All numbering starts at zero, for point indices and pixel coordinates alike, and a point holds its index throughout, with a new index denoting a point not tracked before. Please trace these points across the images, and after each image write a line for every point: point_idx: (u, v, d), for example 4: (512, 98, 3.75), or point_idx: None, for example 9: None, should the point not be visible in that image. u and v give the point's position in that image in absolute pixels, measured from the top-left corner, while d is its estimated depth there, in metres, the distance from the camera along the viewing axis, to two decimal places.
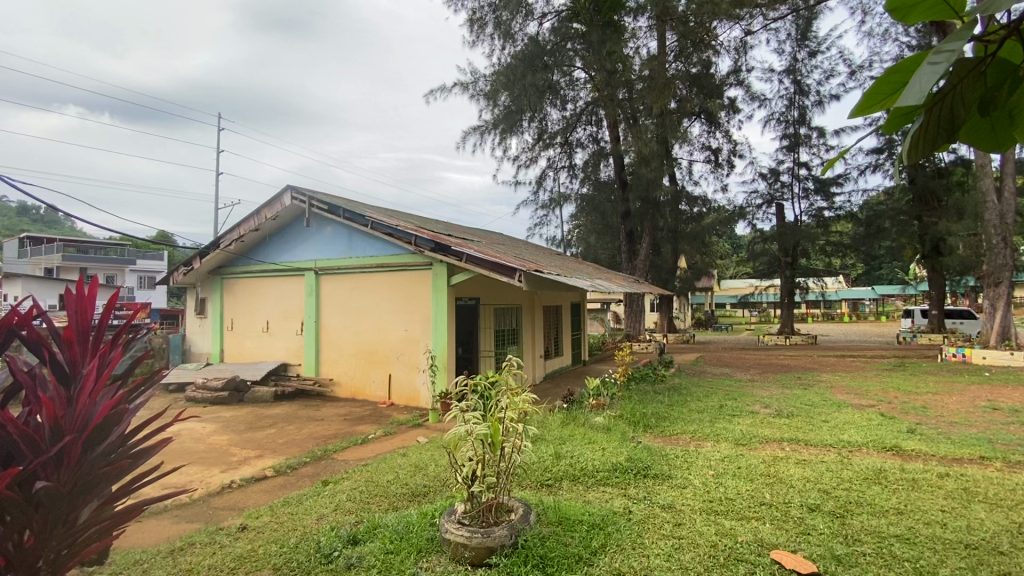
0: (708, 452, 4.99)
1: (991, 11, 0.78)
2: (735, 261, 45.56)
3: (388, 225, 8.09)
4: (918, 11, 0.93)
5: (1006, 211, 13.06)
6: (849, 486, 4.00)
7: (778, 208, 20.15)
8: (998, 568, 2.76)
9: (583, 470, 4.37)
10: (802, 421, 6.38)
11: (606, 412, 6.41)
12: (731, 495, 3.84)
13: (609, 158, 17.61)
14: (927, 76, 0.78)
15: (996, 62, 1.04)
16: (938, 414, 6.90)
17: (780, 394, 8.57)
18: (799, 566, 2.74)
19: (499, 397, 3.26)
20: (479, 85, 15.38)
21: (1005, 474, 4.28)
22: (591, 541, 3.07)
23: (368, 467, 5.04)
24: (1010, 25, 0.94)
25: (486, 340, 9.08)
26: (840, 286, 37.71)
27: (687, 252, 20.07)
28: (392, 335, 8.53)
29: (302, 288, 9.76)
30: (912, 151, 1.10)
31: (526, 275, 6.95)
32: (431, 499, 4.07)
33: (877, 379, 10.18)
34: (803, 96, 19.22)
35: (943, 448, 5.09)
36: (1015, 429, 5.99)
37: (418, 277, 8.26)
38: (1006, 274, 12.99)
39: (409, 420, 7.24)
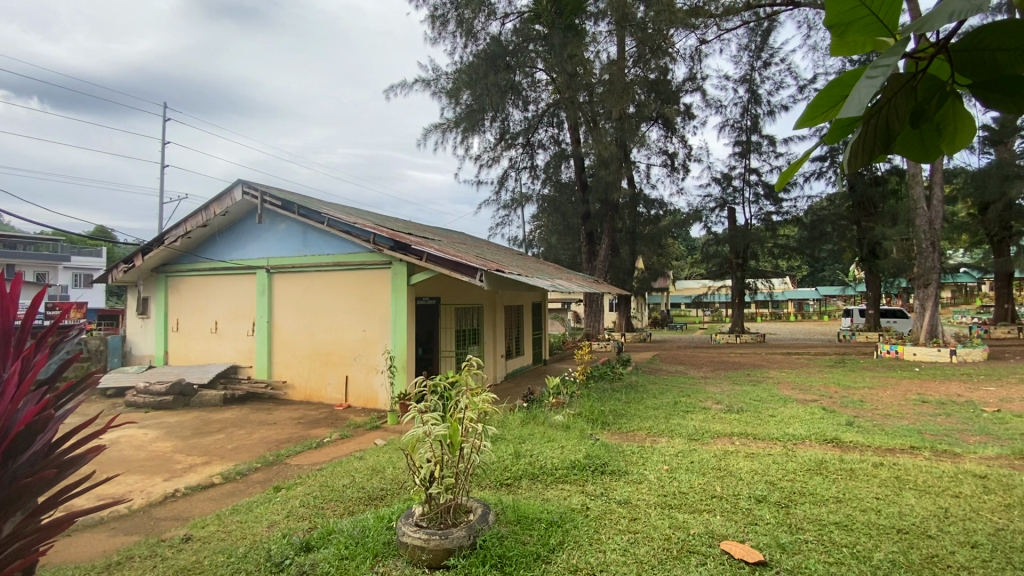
0: (663, 448, 5.12)
1: (924, 30, 0.84)
2: (691, 262, 47.07)
3: (346, 223, 7.90)
4: (854, 30, 1.00)
5: (934, 218, 14.05)
6: (793, 477, 4.20)
7: (730, 211, 20.95)
8: (926, 551, 2.96)
9: (541, 469, 4.40)
10: (751, 416, 6.67)
11: (565, 411, 6.47)
12: (685, 489, 3.95)
13: (570, 160, 17.74)
14: (863, 90, 0.83)
15: (927, 77, 1.09)
16: (873, 407, 7.36)
17: (730, 391, 8.91)
18: (747, 556, 2.85)
19: (458, 397, 3.22)
20: (441, 83, 15.29)
21: (934, 463, 4.59)
22: (549, 539, 3.09)
23: (323, 472, 4.90)
24: (940, 43, 0.99)
25: (446, 340, 9.02)
26: (786, 287, 39.71)
27: (644, 253, 20.58)
28: (348, 336, 8.33)
29: (253, 287, 9.38)
30: (851, 158, 1.17)
31: (488, 274, 6.92)
32: (388, 502, 4.00)
33: (820, 375, 10.74)
34: (756, 105, 20.02)
35: (878, 439, 5.43)
36: (941, 420, 6.46)
37: (377, 276, 8.10)
38: (934, 276, 13.94)
39: (366, 422, 7.08)
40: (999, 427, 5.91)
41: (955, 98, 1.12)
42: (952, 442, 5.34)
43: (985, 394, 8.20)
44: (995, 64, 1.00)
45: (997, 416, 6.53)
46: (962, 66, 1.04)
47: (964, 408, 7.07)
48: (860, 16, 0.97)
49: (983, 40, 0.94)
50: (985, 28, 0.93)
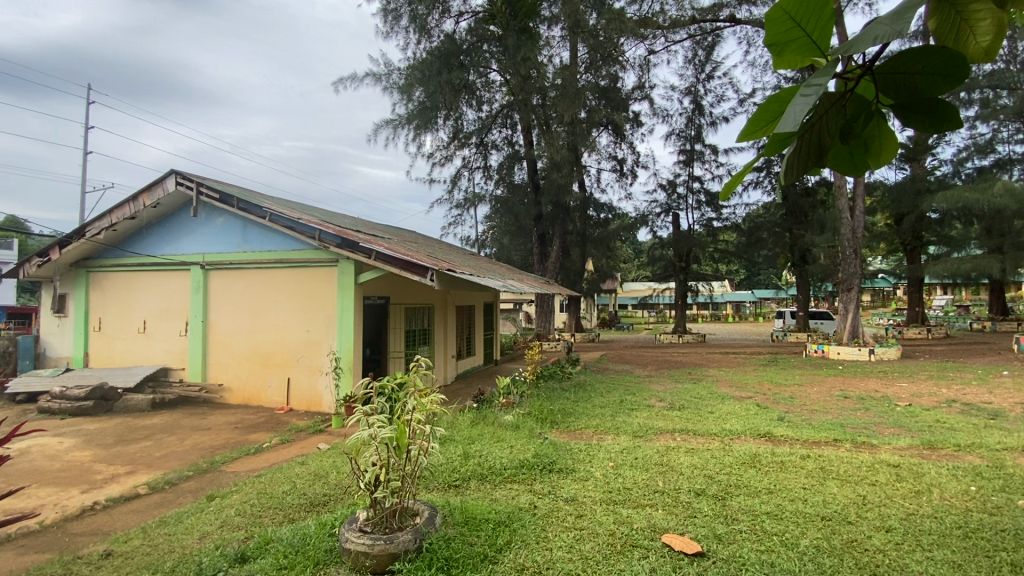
0: (609, 445, 5.26)
1: (852, 52, 0.90)
2: (638, 264, 48.61)
3: (289, 218, 7.61)
4: (790, 51, 1.05)
5: (856, 227, 15.16)
6: (729, 470, 4.42)
7: (674, 217, 21.76)
8: (847, 536, 3.18)
9: (490, 469, 4.40)
10: (691, 413, 6.95)
11: (515, 411, 6.49)
12: (629, 484, 4.07)
13: (523, 162, 17.83)
14: (799, 106, 0.89)
15: (856, 96, 1.15)
16: (802, 403, 7.86)
17: (673, 389, 9.26)
18: (686, 548, 2.96)
19: (405, 398, 3.15)
20: (393, 78, 14.97)
21: (854, 454, 4.95)
22: (496, 539, 3.09)
23: (261, 478, 4.67)
24: (866, 65, 1.06)
25: (395, 341, 8.82)
26: (725, 289, 41.89)
27: (594, 256, 21.01)
28: (290, 337, 8.00)
29: (187, 285, 8.83)
30: (788, 170, 1.23)
31: (439, 274, 6.83)
32: (331, 508, 3.87)
33: (754, 373, 11.38)
34: (700, 115, 20.92)
35: (805, 433, 5.79)
36: (861, 414, 6.99)
37: (322, 274, 7.82)
38: (856, 281, 15.05)
39: (309, 426, 6.83)
40: (910, 420, 6.46)
41: (880, 118, 1.21)
42: (869, 434, 5.78)
43: (898, 390, 8.95)
44: (915, 85, 1.08)
45: (908, 409, 7.14)
46: (887, 87, 1.11)
47: (880, 403, 7.68)
48: (794, 36, 1.02)
49: (908, 63, 1.02)
50: (907, 53, 1.01)
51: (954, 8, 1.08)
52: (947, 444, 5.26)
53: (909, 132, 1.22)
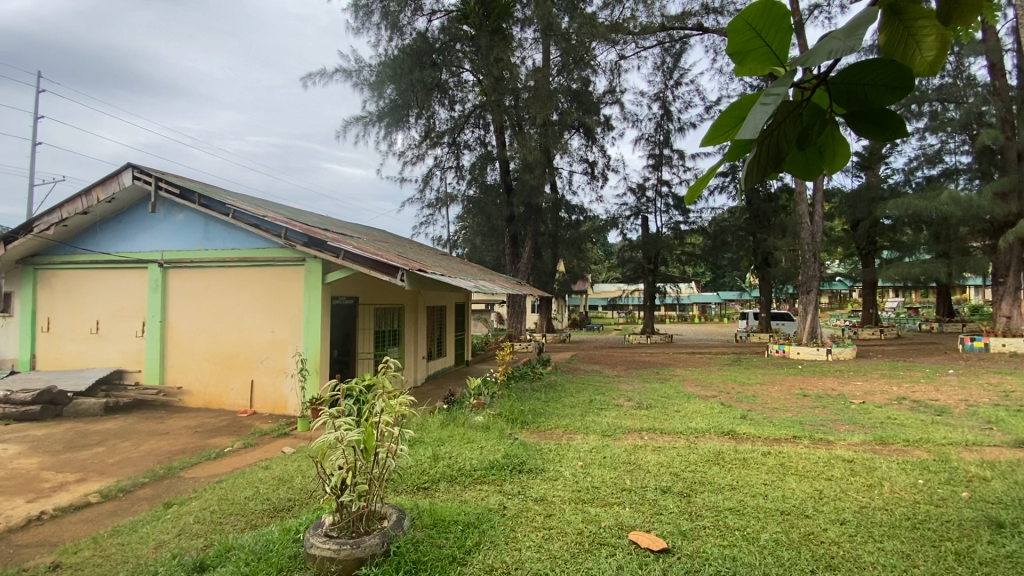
0: (578, 444, 5.30)
1: (808, 63, 0.94)
2: (608, 266, 49.28)
3: (254, 215, 7.42)
4: (751, 59, 1.08)
5: (815, 232, 15.75)
6: (694, 468, 4.52)
7: (643, 220, 22.15)
8: (804, 529, 3.29)
9: (459, 470, 4.38)
10: (658, 412, 7.09)
11: (485, 412, 6.48)
12: (598, 483, 4.12)
13: (496, 162, 17.82)
14: (758, 114, 0.92)
15: (812, 105, 1.20)
16: (763, 402, 8.12)
17: (641, 388, 9.42)
18: (653, 545, 3.01)
19: (373, 400, 3.10)
20: (364, 75, 14.74)
21: (812, 450, 5.14)
22: (465, 541, 3.08)
23: (222, 484, 4.52)
24: (821, 76, 1.10)
25: (364, 342, 8.66)
26: (692, 291, 42.93)
27: (565, 257, 21.18)
28: (254, 338, 7.78)
29: (144, 284, 8.47)
30: (748, 176, 1.26)
31: (409, 274, 6.75)
32: (296, 513, 3.77)
33: (718, 372, 11.72)
34: (668, 121, 21.38)
35: (766, 430, 5.99)
36: (819, 411, 7.28)
37: (288, 273, 7.63)
38: (815, 283, 15.64)
39: (274, 430, 6.64)
40: (863, 417, 6.76)
41: (833, 126, 1.25)
42: (826, 431, 6.03)
43: (853, 388, 9.35)
44: (865, 96, 1.14)
45: (862, 407, 7.47)
46: (840, 97, 1.16)
47: (836, 401, 8.01)
48: (755, 45, 1.06)
49: (858, 75, 1.07)
50: (858, 65, 1.06)
51: (903, 23, 1.14)
52: (897, 439, 5.52)
53: (859, 140, 1.28)
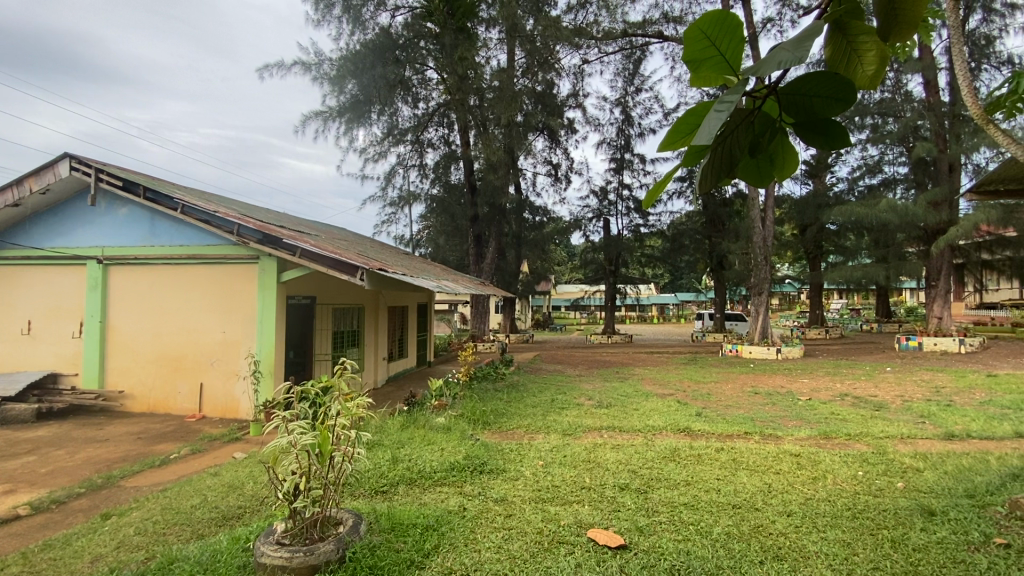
0: (539, 444, 5.32)
1: (759, 72, 0.97)
2: (571, 267, 49.80)
3: (204, 210, 7.11)
4: (705, 68, 1.11)
5: (767, 236, 16.41)
6: (651, 464, 4.63)
7: (605, 222, 22.53)
8: (753, 522, 3.42)
9: (419, 472, 4.32)
10: (618, 410, 7.23)
11: (447, 413, 6.42)
12: (558, 482, 4.15)
13: (460, 162, 17.76)
14: (712, 122, 0.95)
15: (763, 113, 1.23)
16: (717, 399, 8.40)
17: (601, 387, 9.56)
18: (610, 542, 3.06)
19: (329, 403, 3.02)
20: (324, 68, 14.36)
21: (762, 445, 5.34)
22: (424, 544, 3.04)
23: (167, 493, 4.29)
24: (771, 86, 1.14)
25: (322, 343, 8.40)
26: (651, 293, 44.00)
27: (528, 258, 21.29)
28: (204, 339, 7.45)
29: (82, 282, 7.96)
30: (703, 180, 1.29)
31: (369, 273, 6.58)
32: (247, 520, 3.62)
33: (675, 371, 12.06)
34: (629, 126, 21.86)
35: (719, 427, 6.18)
36: (768, 408, 7.59)
37: (241, 272, 7.34)
38: (766, 286, 16.30)
39: (224, 435, 6.37)
40: (809, 412, 7.10)
41: (783, 135, 1.29)
42: (775, 427, 6.29)
43: (801, 385, 9.80)
44: (812, 107, 1.18)
45: (808, 403, 7.85)
46: (788, 107, 1.21)
47: (785, 398, 8.37)
48: (709, 55, 1.09)
49: (804, 87, 1.12)
50: (804, 77, 1.11)
51: (846, 38, 1.20)
52: (840, 434, 5.83)
53: (807, 149, 1.32)
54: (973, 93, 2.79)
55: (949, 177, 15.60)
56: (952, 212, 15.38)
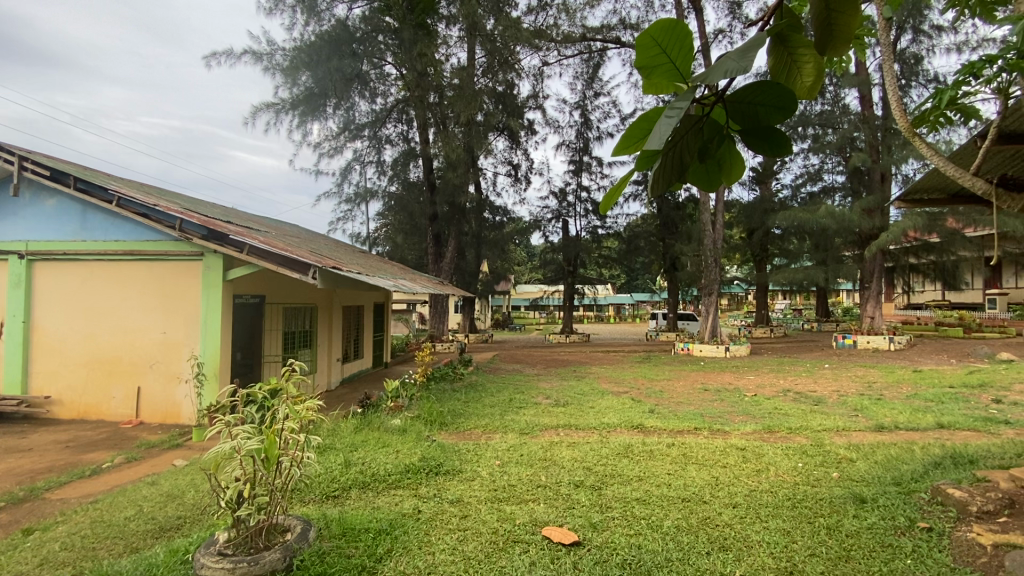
0: (496, 443, 5.33)
1: (708, 80, 0.99)
2: (530, 268, 50.08)
3: (143, 204, 6.73)
4: (656, 75, 1.13)
5: (716, 239, 17.08)
6: (606, 461, 4.73)
7: (564, 223, 22.80)
8: (701, 515, 3.53)
9: (372, 476, 4.23)
10: (574, 408, 7.34)
11: (403, 414, 6.31)
12: (514, 481, 4.17)
13: (418, 160, 17.55)
14: (664, 127, 0.97)
15: (711, 120, 1.26)
16: (669, 396, 8.66)
17: (558, 386, 9.68)
18: (564, 538, 3.10)
19: (277, 406, 2.91)
20: (276, 59, 13.85)
21: (710, 440, 5.55)
22: (376, 549, 2.97)
23: (98, 504, 4.02)
24: (718, 95, 1.17)
25: (271, 344, 8.09)
26: (608, 293, 44.91)
27: (488, 258, 21.25)
28: (142, 340, 7.02)
29: (4, 279, 7.36)
30: (656, 185, 1.30)
31: (322, 272, 6.36)
32: (187, 531, 3.44)
33: (630, 369, 12.37)
34: (588, 129, 22.20)
35: (670, 423, 6.39)
36: (717, 404, 7.90)
37: (184, 269, 6.96)
38: (716, 286, 16.95)
39: (163, 441, 6.02)
40: (754, 408, 7.44)
41: (730, 142, 1.33)
42: (723, 422, 6.55)
43: (747, 382, 10.23)
44: (758, 115, 1.23)
45: (753, 399, 8.22)
46: (735, 114, 1.25)
47: (732, 394, 8.73)
48: (661, 61, 1.11)
49: (749, 94, 1.17)
50: (749, 86, 1.16)
51: (787, 50, 1.26)
52: (781, 427, 6.13)
53: (753, 156, 1.37)
54: (901, 108, 2.98)
55: (880, 186, 16.71)
56: (884, 219, 16.49)
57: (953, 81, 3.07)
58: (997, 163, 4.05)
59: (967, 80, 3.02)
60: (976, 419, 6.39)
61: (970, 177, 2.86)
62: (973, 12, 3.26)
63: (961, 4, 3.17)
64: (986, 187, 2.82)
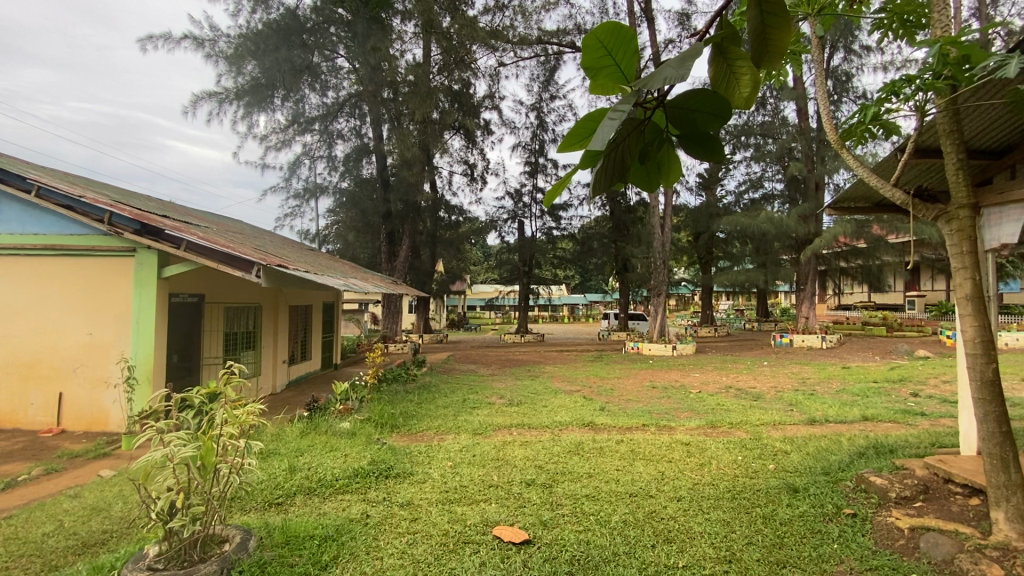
0: (448, 444, 5.29)
1: (650, 84, 1.02)
2: (486, 268, 49.99)
3: (67, 195, 6.25)
4: (602, 77, 1.16)
5: (665, 241, 17.67)
6: (557, 459, 4.79)
7: (519, 223, 22.94)
8: (647, 510, 3.64)
9: (319, 481, 4.10)
10: (527, 408, 7.39)
11: (352, 417, 6.15)
12: (465, 482, 4.15)
13: (372, 156, 17.18)
14: (605, 129, 1.00)
15: (653, 123, 1.29)
16: (620, 394, 8.88)
17: (513, 386, 9.72)
18: (515, 537, 3.13)
19: (215, 410, 2.77)
20: (219, 45, 13.21)
21: (657, 436, 5.74)
22: (321, 556, 2.88)
23: (11, 521, 3.69)
24: (659, 99, 1.21)
25: (211, 346, 7.68)
26: (562, 293, 45.57)
27: (443, 257, 21.05)
28: (64, 342, 6.51)
29: None
30: (597, 186, 1.32)
31: (267, 270, 6.10)
32: (113, 546, 3.22)
33: (582, 368, 12.58)
34: (543, 131, 22.42)
35: (620, 421, 6.54)
36: (664, 401, 8.18)
37: (113, 266, 6.49)
38: (664, 287, 17.53)
39: (88, 451, 5.60)
40: (699, 404, 7.75)
41: (671, 145, 1.36)
42: (669, 418, 6.78)
43: (693, 379, 10.64)
44: (696, 122, 1.28)
45: (698, 395, 8.56)
46: (674, 119, 1.29)
47: (679, 391, 9.06)
48: (605, 64, 1.14)
49: (689, 99, 1.22)
50: (689, 94, 1.20)
51: (726, 61, 1.31)
52: (723, 423, 6.42)
53: (691, 161, 1.42)
54: (832, 121, 3.19)
55: (815, 195, 17.80)
56: (817, 225, 17.59)
57: (876, 98, 3.32)
58: (914, 176, 4.41)
59: (889, 97, 3.27)
60: (896, 412, 6.92)
61: (891, 188, 3.09)
62: (896, 34, 3.52)
63: (885, 25, 3.42)
64: (904, 198, 3.06)
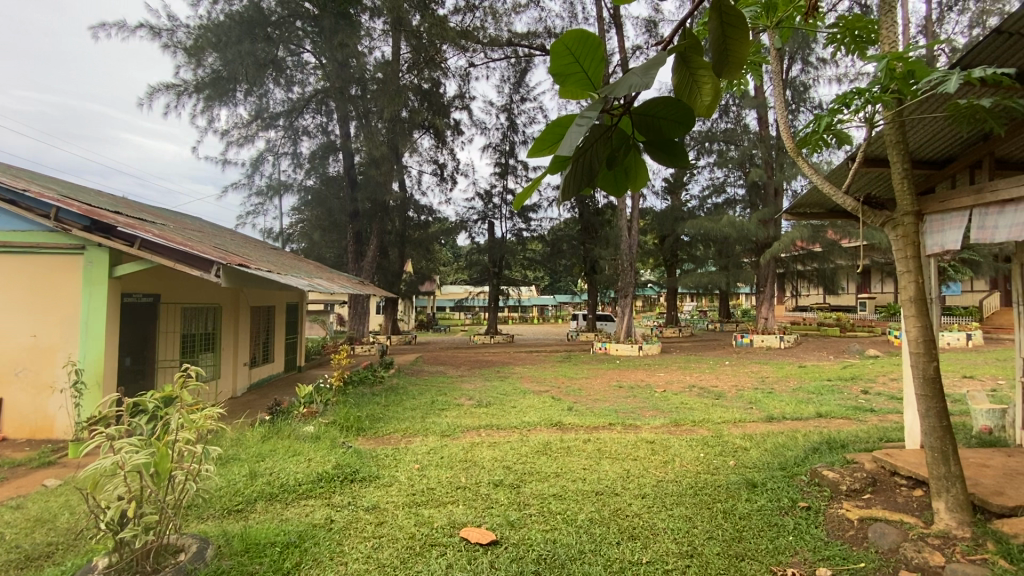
0: (415, 447, 5.24)
1: (617, 91, 1.05)
2: (456, 270, 49.68)
3: (9, 188, 5.90)
4: (571, 83, 1.18)
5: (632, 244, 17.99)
6: (525, 459, 4.81)
7: (489, 224, 22.94)
8: (613, 507, 3.71)
9: (281, 486, 4.00)
10: (496, 408, 7.40)
11: (317, 420, 6.02)
12: (432, 484, 4.12)
13: (338, 154, 16.85)
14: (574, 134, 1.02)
15: (619, 130, 1.32)
16: (587, 394, 9.00)
17: (481, 387, 9.71)
18: (482, 538, 3.13)
19: (170, 415, 2.67)
20: (177, 35, 12.71)
21: (622, 435, 5.83)
22: (282, 563, 2.82)
23: None
24: (626, 106, 1.24)
25: (167, 348, 7.38)
26: (531, 294, 45.78)
27: (412, 258, 20.84)
28: (5, 344, 6.14)
29: None
30: (566, 189, 1.34)
31: (227, 269, 5.90)
32: (58, 559, 3.06)
33: (551, 369, 12.68)
34: (513, 132, 22.49)
35: (587, 420, 6.63)
36: (630, 400, 8.32)
37: (60, 263, 6.15)
38: (631, 289, 17.86)
39: (31, 459, 5.29)
40: (663, 403, 7.93)
41: (636, 151, 1.40)
42: (634, 417, 6.91)
43: (658, 379, 10.88)
44: (661, 128, 1.32)
45: (662, 394, 8.75)
46: (640, 126, 1.32)
47: (644, 390, 9.24)
48: (574, 70, 1.16)
49: (654, 106, 1.25)
50: (654, 101, 1.24)
51: (689, 70, 1.36)
52: (686, 421, 6.59)
53: (656, 166, 1.45)
54: (789, 129, 3.33)
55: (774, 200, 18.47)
56: (776, 229, 18.27)
57: (830, 109, 3.48)
58: (864, 183, 4.65)
59: (841, 109, 3.43)
60: (847, 408, 7.25)
61: (842, 195, 3.25)
62: (848, 48, 3.70)
63: (838, 40, 3.60)
64: (855, 205, 3.22)
